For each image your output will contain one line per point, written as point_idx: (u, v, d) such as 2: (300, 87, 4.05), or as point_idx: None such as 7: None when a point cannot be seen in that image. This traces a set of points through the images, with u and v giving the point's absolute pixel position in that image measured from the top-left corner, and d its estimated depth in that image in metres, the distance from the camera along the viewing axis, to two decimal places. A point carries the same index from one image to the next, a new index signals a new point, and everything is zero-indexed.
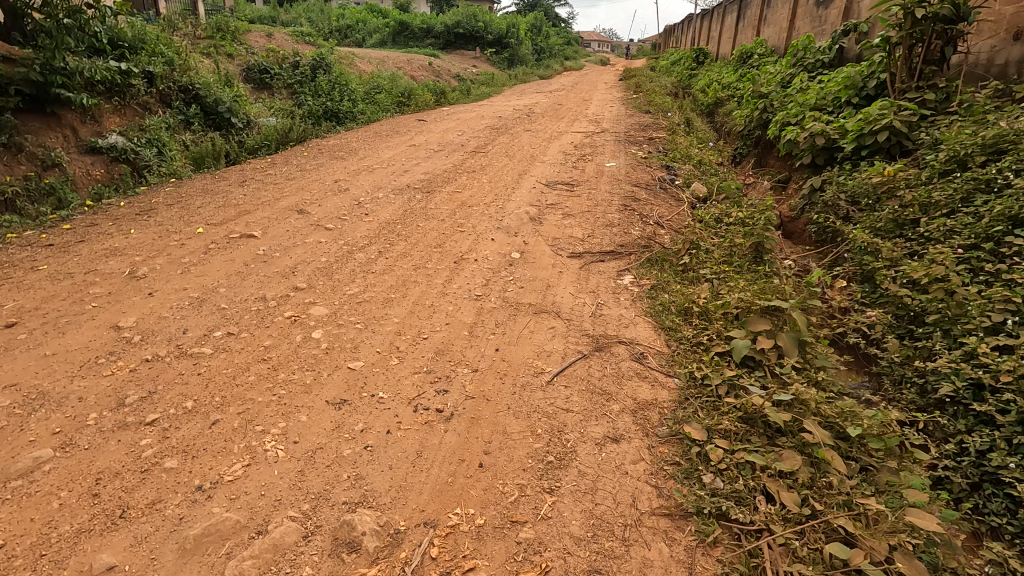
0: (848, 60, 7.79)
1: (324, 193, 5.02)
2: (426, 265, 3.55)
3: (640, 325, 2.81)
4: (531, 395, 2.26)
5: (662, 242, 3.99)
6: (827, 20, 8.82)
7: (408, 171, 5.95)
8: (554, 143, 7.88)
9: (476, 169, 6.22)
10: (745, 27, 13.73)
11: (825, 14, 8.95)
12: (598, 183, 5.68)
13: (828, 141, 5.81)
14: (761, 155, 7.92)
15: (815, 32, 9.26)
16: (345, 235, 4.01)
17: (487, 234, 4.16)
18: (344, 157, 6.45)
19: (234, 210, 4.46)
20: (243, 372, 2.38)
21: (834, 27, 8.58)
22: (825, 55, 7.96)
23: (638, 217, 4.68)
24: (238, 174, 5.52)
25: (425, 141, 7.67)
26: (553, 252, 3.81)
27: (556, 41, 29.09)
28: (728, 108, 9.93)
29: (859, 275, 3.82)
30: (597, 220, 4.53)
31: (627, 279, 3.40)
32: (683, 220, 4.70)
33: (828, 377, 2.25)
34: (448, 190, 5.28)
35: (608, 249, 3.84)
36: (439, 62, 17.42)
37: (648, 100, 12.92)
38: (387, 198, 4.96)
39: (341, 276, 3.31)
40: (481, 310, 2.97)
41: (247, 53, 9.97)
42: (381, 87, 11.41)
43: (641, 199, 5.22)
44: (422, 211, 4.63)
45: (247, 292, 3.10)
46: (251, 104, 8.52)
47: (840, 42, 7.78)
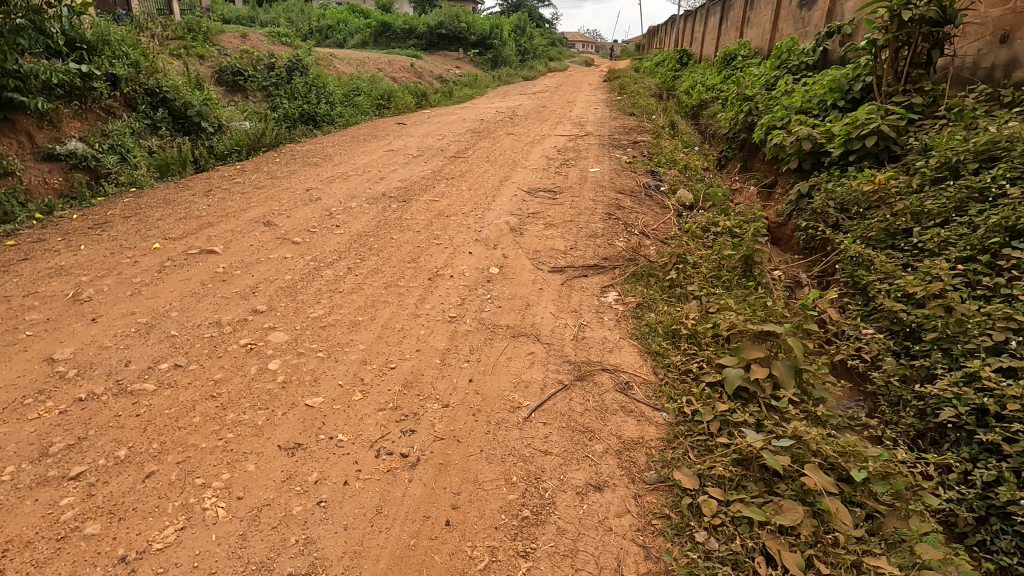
0: (832, 62, 7.70)
1: (294, 203, 4.78)
2: (399, 282, 3.33)
3: (625, 350, 2.62)
4: (506, 435, 2.06)
5: (648, 255, 3.82)
6: (811, 22, 8.74)
7: (385, 178, 5.72)
8: (537, 147, 7.69)
9: (456, 175, 6.02)
10: (728, 28, 13.66)
11: (808, 15, 8.87)
12: (581, 190, 5.50)
13: (815, 146, 5.70)
14: (747, 159, 7.81)
15: (799, 33, 9.18)
16: (313, 250, 3.78)
17: (464, 246, 3.96)
18: (318, 163, 6.20)
19: (196, 223, 4.20)
20: (187, 412, 2.15)
21: (818, 29, 8.50)
22: (810, 57, 7.87)
23: (622, 226, 4.51)
24: (204, 182, 5.25)
25: (404, 145, 7.44)
26: (534, 266, 3.62)
27: (540, 42, 28.93)
28: (712, 111, 9.82)
29: (852, 287, 3.68)
30: (580, 230, 4.34)
31: (611, 296, 3.22)
32: (668, 229, 4.54)
33: (827, 410, 2.08)
34: (425, 198, 5.07)
35: (591, 263, 3.66)
36: (422, 63, 17.15)
37: (632, 102, 12.81)
38: (360, 207, 4.73)
39: (305, 297, 3.09)
40: (455, 334, 2.76)
41: (220, 54, 9.65)
42: (360, 89, 11.14)
43: (626, 207, 5.05)
44: (397, 222, 4.41)
45: (201, 317, 2.86)
46: (223, 108, 8.22)
47: (824, 44, 7.69)
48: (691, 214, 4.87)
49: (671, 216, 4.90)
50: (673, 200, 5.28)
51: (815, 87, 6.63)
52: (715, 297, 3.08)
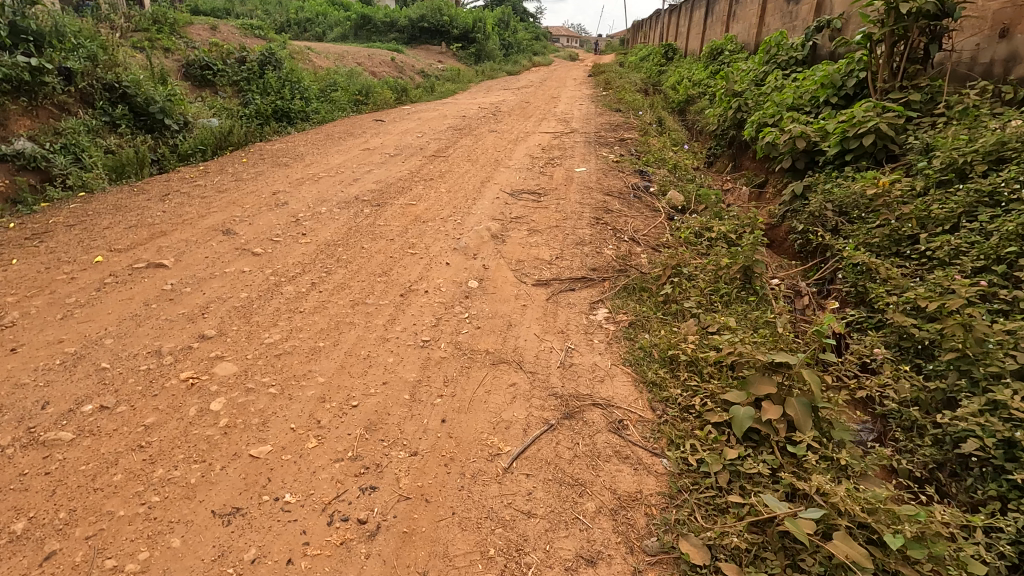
0: (822, 57, 7.50)
1: (259, 207, 4.43)
2: (367, 299, 3.02)
3: (618, 379, 2.35)
4: (483, 491, 1.77)
5: (640, 265, 3.56)
6: (799, 15, 8.53)
7: (359, 180, 5.38)
8: (521, 145, 7.39)
9: (435, 176, 5.70)
10: (714, 22, 13.43)
11: (796, 9, 8.66)
12: (567, 192, 5.22)
13: (810, 144, 5.47)
14: (737, 157, 7.58)
15: (787, 28, 8.97)
16: (275, 262, 3.45)
17: (442, 256, 3.66)
18: (288, 163, 5.84)
19: (147, 232, 3.84)
20: (108, 468, 1.82)
21: (806, 23, 8.29)
22: (799, 52, 7.66)
23: (611, 232, 4.23)
24: (162, 185, 4.87)
25: (382, 143, 7.09)
26: (517, 279, 3.33)
27: (524, 36, 28.53)
28: (700, 107, 9.59)
29: (856, 298, 3.45)
30: (566, 237, 4.06)
31: (601, 313, 2.95)
32: (660, 235, 4.28)
33: (850, 457, 1.81)
34: (402, 202, 4.75)
35: (579, 275, 3.38)
36: (403, 58, 16.70)
37: (618, 97, 12.55)
38: (330, 213, 4.40)
39: (261, 319, 2.77)
40: (427, 362, 2.46)
41: (187, 47, 9.18)
42: (337, 84, 10.72)
43: (614, 210, 4.78)
44: (370, 228, 4.09)
45: (139, 345, 2.52)
46: (190, 104, 7.79)
47: (813, 39, 7.49)
48: (684, 218, 4.62)
49: (662, 220, 4.64)
50: (664, 203, 5.03)
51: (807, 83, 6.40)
52: (714, 315, 2.82)
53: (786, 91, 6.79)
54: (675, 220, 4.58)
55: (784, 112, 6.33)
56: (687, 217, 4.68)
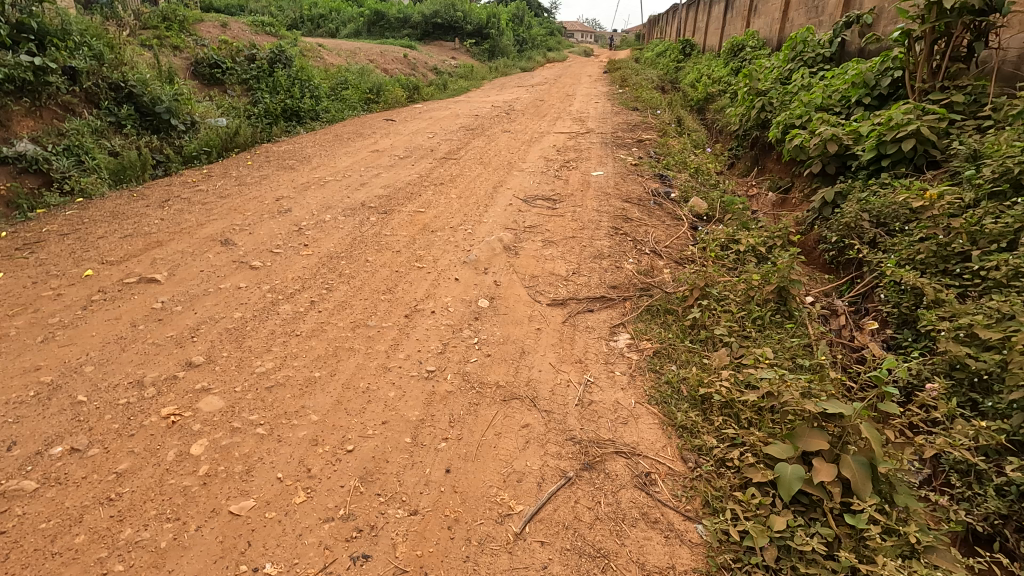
0: (851, 55, 7.15)
1: (262, 215, 4.25)
2: (369, 320, 2.81)
3: (643, 421, 2.11)
4: (492, 564, 1.55)
5: (663, 282, 3.31)
6: (826, 10, 8.18)
7: (366, 184, 5.18)
8: (535, 146, 7.15)
9: (445, 180, 5.48)
10: (734, 17, 13.03)
11: (822, 4, 8.29)
12: (583, 198, 4.98)
13: (842, 148, 5.17)
14: (761, 160, 7.27)
15: (812, 24, 8.61)
16: (274, 276, 3.25)
17: (450, 271, 3.44)
18: (293, 166, 5.65)
19: (143, 242, 3.67)
20: (70, 527, 1.62)
21: (833, 19, 7.93)
22: (826, 49, 7.32)
23: (631, 244, 3.99)
24: (163, 190, 4.70)
25: (391, 144, 6.88)
26: (531, 297, 3.11)
27: (538, 31, 28.17)
28: (720, 106, 9.26)
29: (900, 320, 3.18)
30: (583, 249, 3.82)
31: (621, 339, 2.70)
32: (683, 248, 4.03)
33: (919, 530, 1.56)
34: (410, 209, 4.55)
35: (597, 293, 3.14)
36: (415, 54, 16.48)
37: (635, 95, 12.23)
38: (334, 221, 4.20)
39: (255, 344, 2.57)
40: (432, 398, 2.23)
41: (196, 45, 9.05)
42: (348, 82, 10.53)
43: (634, 218, 4.52)
44: (376, 238, 3.89)
45: (120, 373, 2.32)
46: (197, 104, 7.64)
47: (842, 35, 7.14)
48: (708, 228, 4.37)
49: (685, 230, 4.39)
50: (687, 210, 4.78)
51: (837, 82, 6.07)
52: (748, 343, 2.57)
53: (813, 90, 6.46)
54: (698, 230, 4.33)
55: (813, 112, 6.00)
56: (712, 227, 4.43)
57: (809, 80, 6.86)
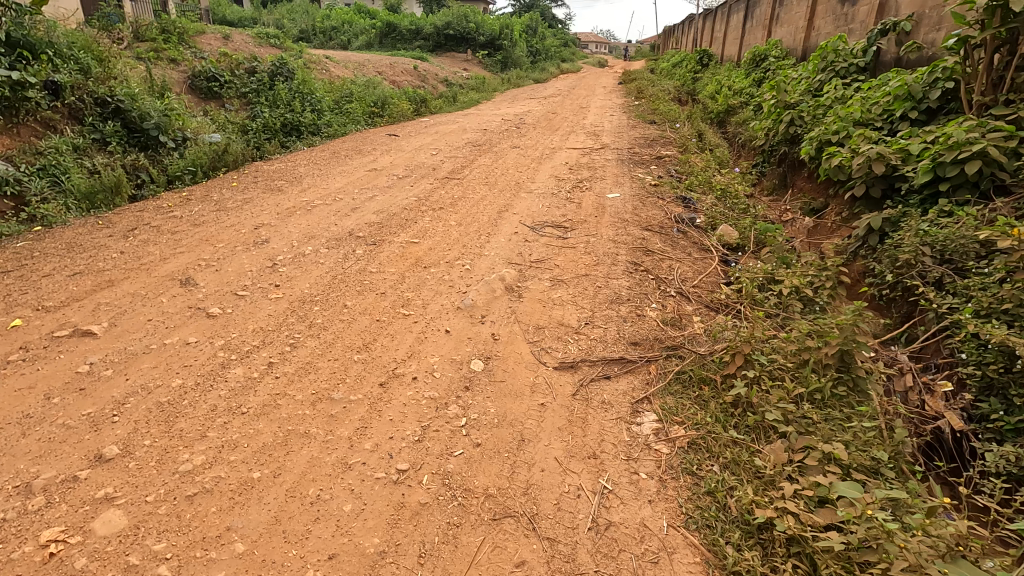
0: (887, 64, 6.58)
1: (235, 247, 3.78)
2: (335, 391, 2.29)
3: (680, 561, 1.56)
4: None
5: (695, 338, 2.77)
6: (857, 18, 7.60)
7: (357, 209, 4.71)
8: (546, 164, 6.65)
9: (445, 203, 5.00)
10: (754, 26, 12.47)
11: (853, 11, 7.72)
12: (598, 225, 4.46)
13: (890, 170, 4.58)
14: (792, 180, 6.69)
15: (841, 32, 8.05)
16: (231, 328, 2.75)
17: (440, 320, 2.93)
18: (282, 188, 5.22)
19: (93, 281, 3.21)
20: None
21: (866, 26, 7.36)
22: (859, 59, 6.74)
23: (652, 283, 3.45)
24: (133, 217, 4.27)
25: (392, 162, 6.43)
26: (535, 358, 2.58)
27: (552, 43, 27.80)
28: (743, 120, 8.69)
29: (986, 388, 2.58)
30: (598, 290, 3.30)
31: (647, 422, 2.15)
32: (713, 288, 3.48)
33: None
34: (403, 239, 4.05)
35: (615, 353, 2.60)
36: (426, 65, 16.14)
37: (652, 107, 11.72)
38: (316, 254, 3.72)
39: (189, 427, 2.06)
40: (399, 516, 1.70)
41: (195, 58, 8.73)
42: (353, 95, 10.16)
43: (655, 251, 3.98)
44: (360, 277, 3.40)
45: (7, 473, 1.82)
46: (190, 119, 7.26)
47: (877, 43, 6.57)
48: (741, 264, 3.84)
49: (715, 265, 3.84)
50: (715, 240, 4.28)
51: (878, 94, 5.49)
52: (809, 434, 2.00)
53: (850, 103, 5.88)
54: (731, 266, 3.80)
55: (851, 128, 5.42)
56: (745, 262, 3.89)
57: (845, 92, 6.28)
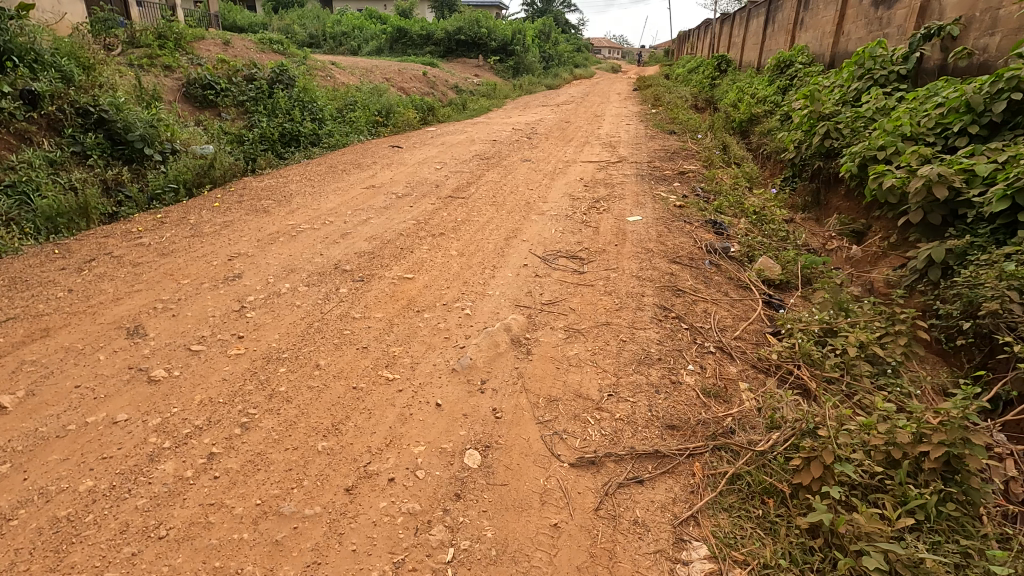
0: (931, 72, 5.99)
1: (201, 284, 3.29)
2: (287, 501, 1.77)
3: None
4: None
5: (748, 420, 2.22)
6: (893, 22, 7.02)
7: (348, 234, 4.22)
8: (559, 180, 6.12)
9: (446, 227, 4.50)
10: (776, 31, 11.88)
11: (887, 14, 7.14)
12: (618, 256, 3.92)
13: (952, 194, 4.00)
14: (828, 198, 6.11)
15: (875, 36, 7.46)
16: (173, 400, 2.24)
17: (430, 387, 2.40)
18: (269, 208, 4.74)
19: (26, 329, 2.73)
20: None
21: (903, 30, 6.77)
22: (900, 65, 6.15)
23: (686, 335, 2.90)
24: (97, 245, 3.81)
25: (391, 177, 5.95)
26: (545, 446, 2.05)
27: (564, 48, 27.33)
28: (769, 129, 8.10)
29: None
30: (622, 345, 2.75)
31: (696, 562, 1.61)
32: (758, 343, 2.93)
33: None
34: (395, 274, 3.55)
35: (648, 444, 2.05)
36: (435, 71, 15.70)
37: (671, 116, 11.16)
38: (293, 293, 3.22)
39: (84, 563, 1.55)
40: None
41: (191, 64, 8.36)
42: (357, 103, 9.71)
43: (686, 290, 3.44)
44: (341, 324, 2.89)
45: None
46: (181, 130, 6.84)
47: (920, 49, 5.98)
48: (788, 308, 3.30)
49: (758, 309, 3.29)
50: (753, 275, 3.75)
51: (929, 105, 4.91)
52: None
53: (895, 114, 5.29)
54: (777, 311, 3.26)
55: (900, 143, 4.82)
56: (793, 307, 3.33)
57: (887, 102, 5.69)
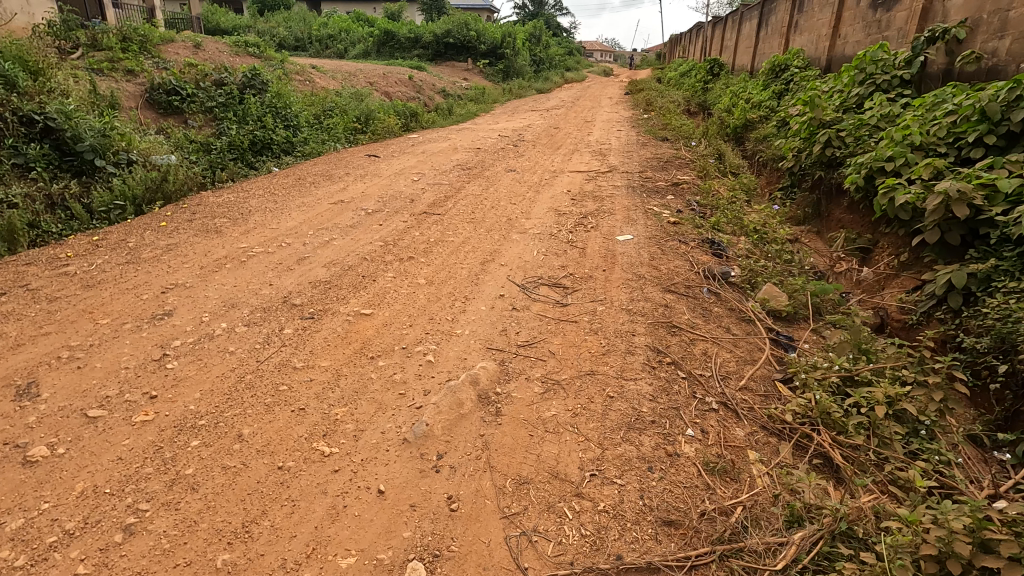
0: (935, 78, 5.62)
1: (122, 324, 2.83)
2: None
3: None
4: None
5: (763, 510, 1.81)
6: (892, 25, 6.66)
7: (305, 259, 3.77)
8: (544, 192, 5.70)
9: (417, 248, 4.06)
10: (770, 34, 11.53)
11: (886, 16, 6.79)
12: (606, 283, 3.51)
13: (973, 213, 3.59)
14: (830, 210, 5.72)
15: (874, 39, 7.09)
16: (45, 491, 1.79)
17: (373, 466, 1.96)
18: (222, 228, 4.30)
19: None
20: None
21: (904, 33, 6.41)
22: (903, 70, 5.76)
23: (684, 387, 2.47)
24: (14, 275, 3.35)
25: (364, 190, 5.51)
26: (509, 556, 1.63)
27: (555, 51, 26.97)
28: (765, 136, 7.72)
29: None
30: (609, 402, 2.33)
31: None
32: (767, 395, 2.51)
33: None
34: (351, 308, 3.11)
35: (640, 555, 1.63)
36: (422, 75, 15.26)
37: (664, 121, 10.78)
38: (230, 334, 2.77)
39: None
40: None
41: (157, 68, 7.91)
42: (336, 109, 9.27)
43: (682, 326, 3.03)
44: (278, 377, 2.45)
45: None
46: (139, 138, 6.36)
47: (924, 53, 5.60)
48: (800, 349, 2.90)
49: (765, 351, 2.89)
50: (757, 305, 3.36)
51: (939, 112, 4.51)
52: None
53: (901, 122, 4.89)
54: (788, 353, 2.87)
55: (909, 154, 4.42)
56: (804, 347, 2.93)
57: (892, 109, 5.30)
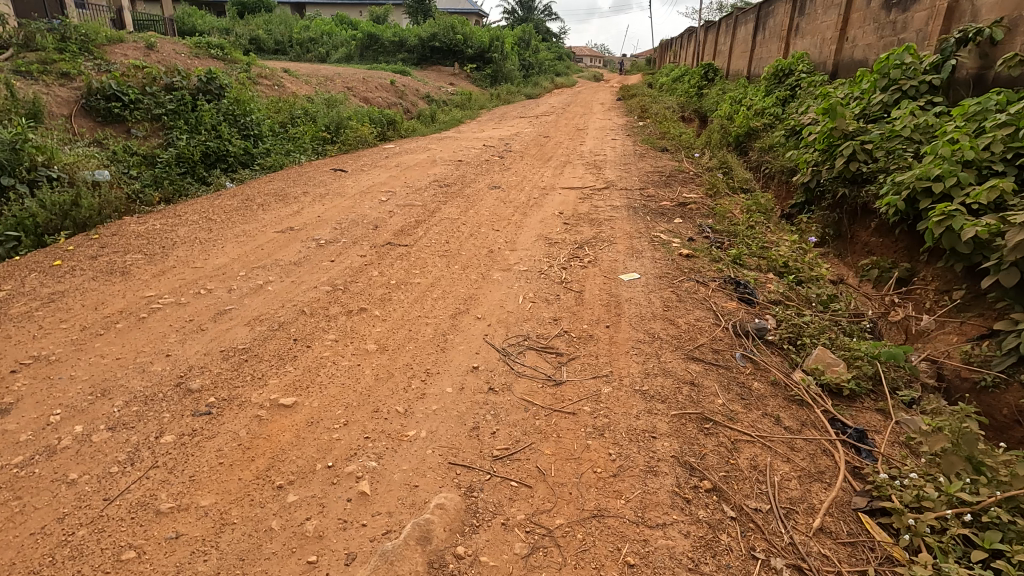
0: (962, 84, 4.76)
1: None
2: None
3: None
4: None
5: None
6: (909, 26, 5.92)
7: (226, 313, 2.95)
8: (533, 215, 4.91)
9: (371, 295, 3.24)
10: (768, 38, 10.83)
11: (902, 17, 6.04)
12: (611, 348, 2.71)
13: None
14: (853, 232, 4.89)
15: (888, 41, 6.34)
16: None
17: None
18: (133, 267, 3.46)
19: None
20: None
21: (924, 34, 5.66)
22: (930, 74, 4.91)
23: (734, 540, 1.67)
24: None
25: (320, 213, 4.69)
26: None
27: (545, 55, 26.32)
28: (774, 146, 6.97)
29: None
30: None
31: None
32: (855, 545, 1.72)
33: None
34: (269, 394, 2.28)
35: None
36: (405, 80, 14.46)
37: (662, 129, 10.06)
38: (84, 447, 1.94)
39: None
40: None
41: (97, 71, 7.05)
42: (303, 116, 8.44)
43: (717, 419, 2.22)
44: (127, 532, 1.62)
45: None
46: (66, 151, 5.50)
47: (954, 57, 4.74)
48: (879, 455, 2.12)
49: (833, 457, 2.10)
50: (808, 378, 2.57)
51: (991, 123, 3.64)
52: None
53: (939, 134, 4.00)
54: (866, 461, 2.09)
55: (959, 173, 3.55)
56: (882, 450, 2.15)
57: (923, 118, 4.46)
